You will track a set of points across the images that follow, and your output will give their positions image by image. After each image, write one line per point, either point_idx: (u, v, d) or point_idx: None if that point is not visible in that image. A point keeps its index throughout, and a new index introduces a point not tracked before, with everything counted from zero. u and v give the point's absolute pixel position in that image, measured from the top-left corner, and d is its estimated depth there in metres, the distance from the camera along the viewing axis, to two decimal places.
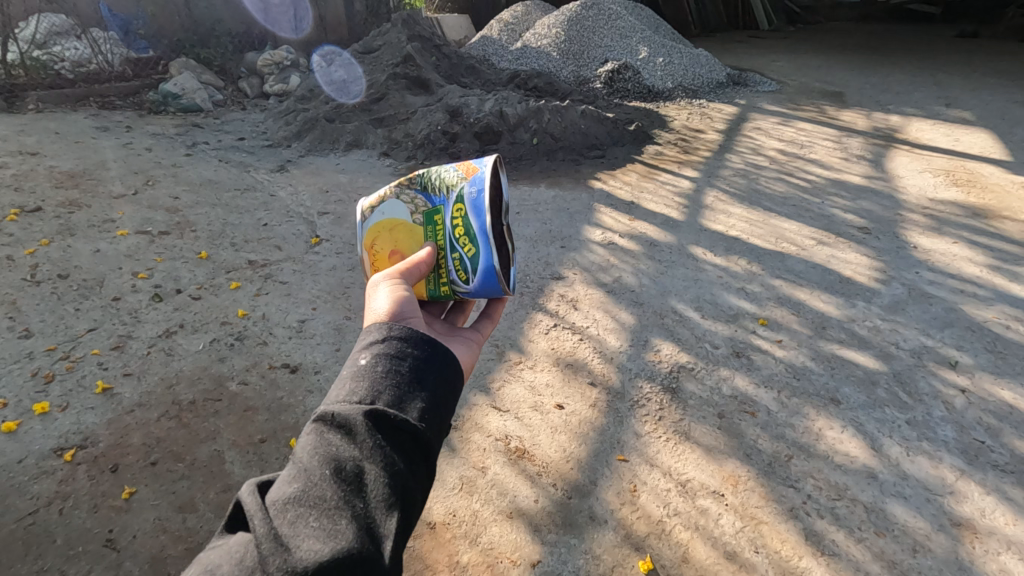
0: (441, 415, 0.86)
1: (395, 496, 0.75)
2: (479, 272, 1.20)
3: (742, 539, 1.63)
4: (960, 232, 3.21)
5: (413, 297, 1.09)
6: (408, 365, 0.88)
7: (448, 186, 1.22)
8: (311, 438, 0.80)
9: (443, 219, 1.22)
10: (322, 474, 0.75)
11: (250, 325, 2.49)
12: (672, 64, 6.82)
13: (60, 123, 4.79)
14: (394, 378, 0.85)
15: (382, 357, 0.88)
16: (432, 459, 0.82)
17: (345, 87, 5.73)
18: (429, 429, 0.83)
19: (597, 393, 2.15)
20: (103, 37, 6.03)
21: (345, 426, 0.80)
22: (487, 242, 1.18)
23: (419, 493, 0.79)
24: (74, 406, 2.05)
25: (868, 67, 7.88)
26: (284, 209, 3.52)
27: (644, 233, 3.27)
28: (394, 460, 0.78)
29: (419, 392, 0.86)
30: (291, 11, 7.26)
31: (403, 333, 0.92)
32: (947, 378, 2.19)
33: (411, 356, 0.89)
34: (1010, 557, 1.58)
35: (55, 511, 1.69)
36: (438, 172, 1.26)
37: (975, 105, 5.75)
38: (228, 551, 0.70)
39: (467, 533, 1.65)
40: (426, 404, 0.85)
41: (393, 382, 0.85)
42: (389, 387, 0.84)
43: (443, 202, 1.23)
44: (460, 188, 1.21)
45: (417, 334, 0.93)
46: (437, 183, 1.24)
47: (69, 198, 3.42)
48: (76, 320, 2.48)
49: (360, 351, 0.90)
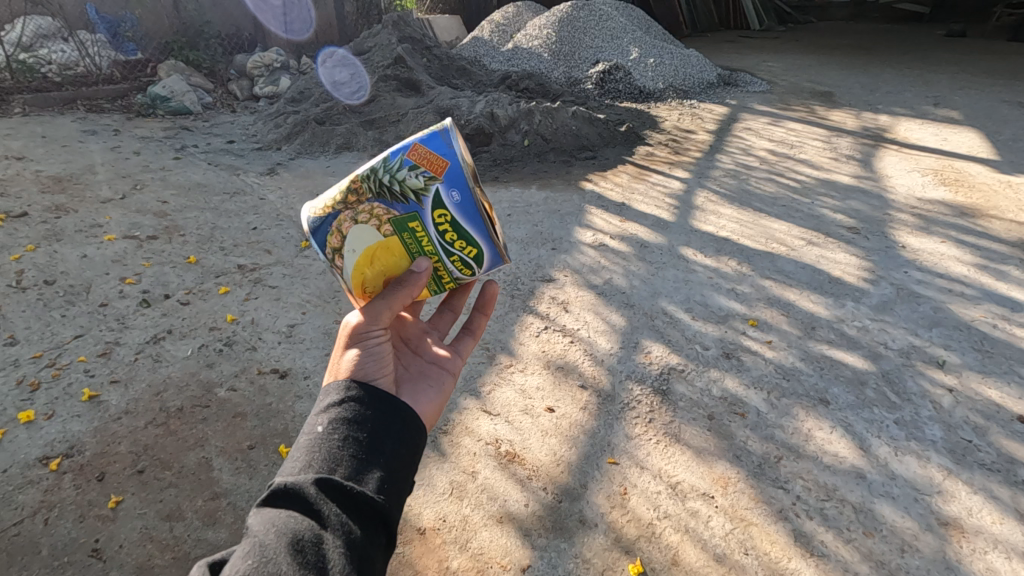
0: (399, 482, 0.91)
1: (353, 565, 0.77)
2: (486, 266, 1.16)
3: (731, 540, 1.64)
4: (947, 231, 3.24)
5: (375, 360, 1.09)
6: (365, 432, 0.93)
7: (416, 189, 1.07)
8: (262, 513, 0.82)
9: (425, 226, 1.10)
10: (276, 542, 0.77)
11: (239, 330, 2.47)
12: (663, 65, 6.85)
13: (47, 127, 4.76)
14: (353, 447, 0.90)
15: (337, 423, 0.93)
16: (392, 528, 0.86)
17: (337, 87, 5.69)
18: (388, 499, 0.87)
19: (588, 396, 2.15)
20: (90, 40, 5.98)
21: (302, 492, 0.83)
22: (488, 238, 1.12)
23: (379, 560, 0.82)
24: (60, 413, 2.03)
25: (858, 66, 7.94)
26: (273, 213, 3.50)
27: (634, 234, 3.28)
28: (354, 529, 0.81)
29: (379, 460, 0.91)
30: (280, 13, 7.20)
31: (360, 395, 0.98)
32: (934, 377, 2.20)
33: (368, 419, 0.95)
34: (997, 556, 1.59)
35: (41, 521, 1.67)
36: (389, 171, 1.08)
37: (962, 104, 5.81)
38: None
39: (457, 539, 1.65)
40: (385, 473, 0.90)
41: (351, 452, 0.90)
42: (346, 457, 0.89)
43: (417, 208, 1.08)
44: (434, 190, 1.07)
45: (375, 398, 0.99)
46: (393, 193, 1.08)
47: (56, 203, 3.39)
48: (62, 327, 2.46)
49: (317, 418, 0.94)
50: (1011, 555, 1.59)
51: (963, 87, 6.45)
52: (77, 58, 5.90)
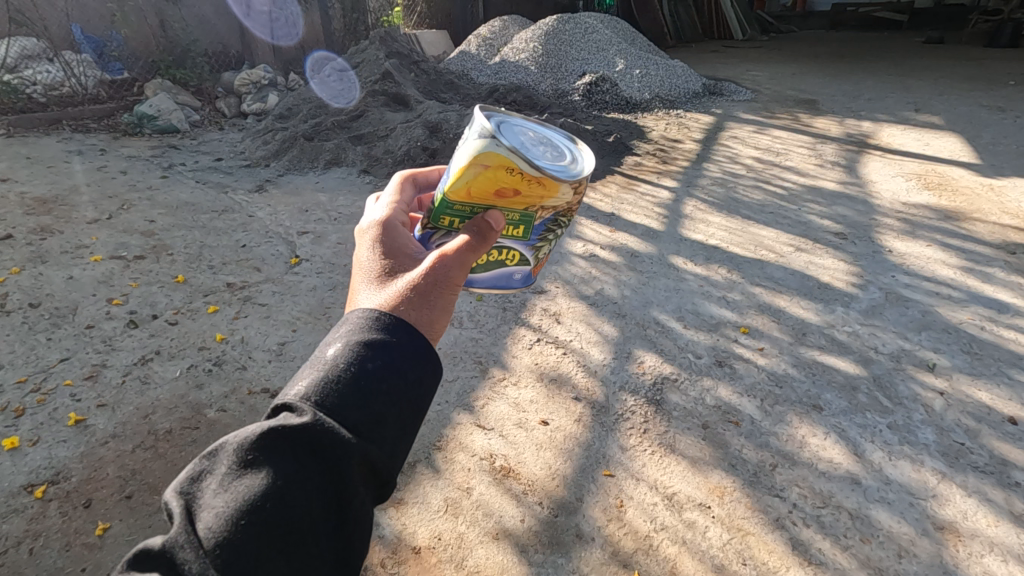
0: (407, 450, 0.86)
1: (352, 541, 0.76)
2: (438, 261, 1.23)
3: (729, 551, 1.63)
4: (932, 235, 3.28)
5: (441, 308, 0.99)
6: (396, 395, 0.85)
7: (537, 252, 1.31)
8: (253, 446, 0.76)
9: (516, 236, 1.24)
10: (271, 503, 0.72)
11: (229, 349, 2.45)
12: (648, 76, 6.95)
13: (32, 149, 4.73)
14: (381, 411, 0.83)
15: (370, 374, 0.84)
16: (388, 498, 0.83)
17: (336, 98, 5.90)
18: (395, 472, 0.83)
19: (581, 408, 2.14)
20: (75, 60, 5.96)
21: (305, 441, 0.76)
22: None
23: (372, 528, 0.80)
24: (45, 439, 1.99)
25: (841, 74, 8.09)
26: (262, 230, 3.48)
27: (625, 244, 3.29)
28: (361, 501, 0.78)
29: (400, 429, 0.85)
30: (268, 20, 7.21)
31: (402, 351, 0.89)
32: (925, 381, 2.22)
33: (404, 380, 0.87)
34: (993, 559, 1.59)
35: (25, 552, 1.63)
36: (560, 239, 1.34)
37: (942, 109, 5.92)
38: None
39: (452, 557, 1.62)
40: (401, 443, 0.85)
41: (378, 417, 0.82)
42: (375, 425, 0.82)
43: (530, 239, 1.26)
44: (526, 260, 1.32)
45: (415, 356, 0.90)
46: (544, 238, 1.28)
47: (41, 224, 3.36)
48: (48, 350, 2.42)
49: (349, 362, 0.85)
50: (1007, 558, 1.59)
51: (944, 93, 6.58)
52: (63, 79, 5.88)
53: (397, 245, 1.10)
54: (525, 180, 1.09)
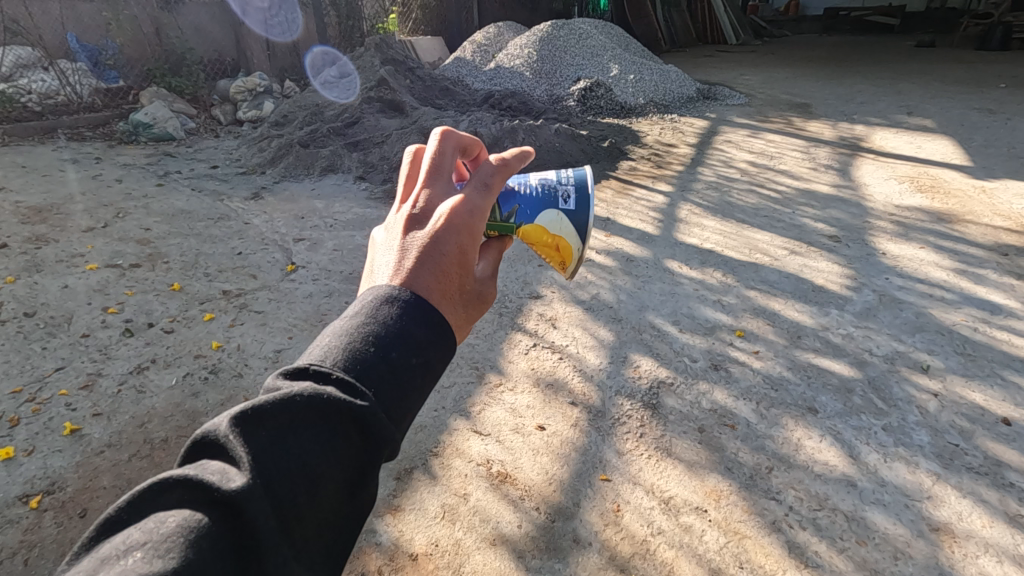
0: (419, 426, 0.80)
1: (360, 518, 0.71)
2: None
3: (726, 555, 1.63)
4: (925, 237, 3.30)
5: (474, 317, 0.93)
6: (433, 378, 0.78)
7: None
8: (301, 403, 0.67)
9: None
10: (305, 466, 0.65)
11: (224, 357, 2.45)
12: (642, 81, 7.00)
13: (28, 158, 4.72)
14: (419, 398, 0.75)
15: (421, 359, 0.76)
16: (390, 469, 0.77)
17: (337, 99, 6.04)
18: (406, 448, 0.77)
19: (578, 412, 2.15)
20: (70, 69, 5.97)
21: (352, 418, 0.68)
22: None
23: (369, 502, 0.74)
24: (40, 449, 1.99)
25: (834, 78, 8.17)
26: (258, 238, 3.48)
27: (620, 249, 3.30)
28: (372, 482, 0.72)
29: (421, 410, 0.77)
30: (264, 15, 7.21)
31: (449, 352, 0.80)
32: (919, 382, 2.23)
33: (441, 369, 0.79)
34: (988, 560, 1.59)
35: (20, 562, 1.62)
36: None
37: (934, 112, 5.98)
38: (182, 525, 0.58)
39: (449, 564, 1.62)
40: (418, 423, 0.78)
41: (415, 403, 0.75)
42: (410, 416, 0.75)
43: None
44: None
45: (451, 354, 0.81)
46: None
47: (36, 233, 3.37)
48: (43, 360, 2.41)
49: (408, 347, 0.75)
50: (1003, 559, 1.59)
51: (935, 95, 6.65)
52: (58, 88, 5.88)
53: (465, 217, 0.91)
54: (560, 259, 1.44)
